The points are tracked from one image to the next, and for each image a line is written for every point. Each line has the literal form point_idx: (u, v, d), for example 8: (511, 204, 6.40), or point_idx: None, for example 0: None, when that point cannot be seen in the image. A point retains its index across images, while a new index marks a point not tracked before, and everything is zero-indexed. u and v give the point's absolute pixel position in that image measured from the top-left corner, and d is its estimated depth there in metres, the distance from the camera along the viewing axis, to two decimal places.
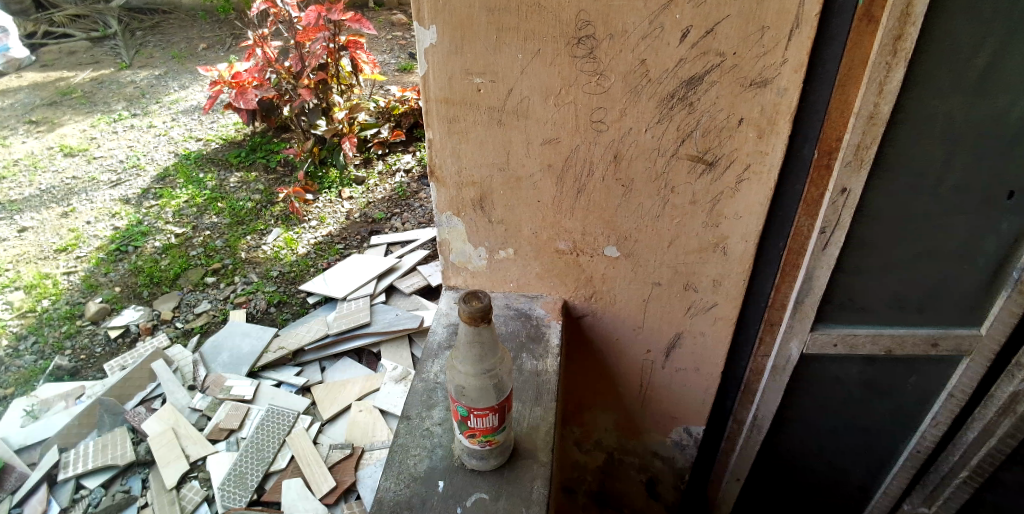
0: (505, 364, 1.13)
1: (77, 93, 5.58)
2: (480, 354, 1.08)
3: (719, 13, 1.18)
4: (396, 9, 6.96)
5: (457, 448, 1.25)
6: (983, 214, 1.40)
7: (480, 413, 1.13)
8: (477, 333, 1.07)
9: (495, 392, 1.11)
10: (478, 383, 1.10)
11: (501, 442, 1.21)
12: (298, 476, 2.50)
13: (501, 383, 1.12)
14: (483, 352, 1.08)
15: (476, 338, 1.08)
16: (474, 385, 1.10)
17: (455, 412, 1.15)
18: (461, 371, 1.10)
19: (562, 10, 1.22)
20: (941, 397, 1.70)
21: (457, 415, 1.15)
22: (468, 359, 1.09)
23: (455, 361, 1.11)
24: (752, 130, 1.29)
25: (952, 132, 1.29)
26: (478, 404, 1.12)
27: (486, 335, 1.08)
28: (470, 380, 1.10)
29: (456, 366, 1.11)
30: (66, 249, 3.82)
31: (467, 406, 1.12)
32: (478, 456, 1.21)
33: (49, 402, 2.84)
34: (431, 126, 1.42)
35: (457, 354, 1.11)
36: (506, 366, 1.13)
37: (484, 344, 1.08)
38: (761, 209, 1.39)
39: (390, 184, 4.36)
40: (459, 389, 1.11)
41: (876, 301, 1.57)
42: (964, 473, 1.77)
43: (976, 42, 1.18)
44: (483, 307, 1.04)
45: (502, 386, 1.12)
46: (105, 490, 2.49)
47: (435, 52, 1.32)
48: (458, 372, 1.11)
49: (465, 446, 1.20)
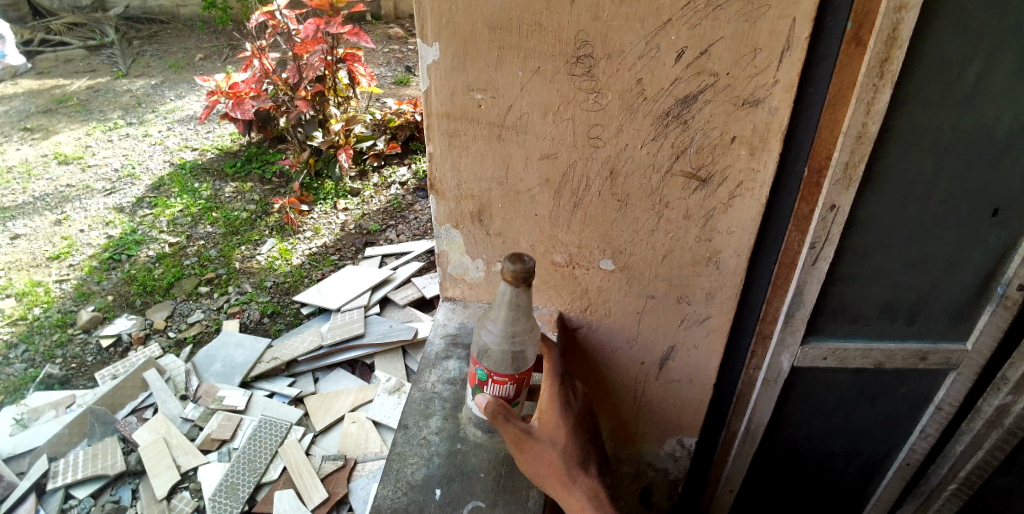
0: (531, 338, 1.20)
1: (73, 101, 5.60)
2: (515, 319, 1.15)
3: (713, 35, 1.22)
4: (394, 22, 7.04)
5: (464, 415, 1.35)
6: (968, 231, 1.45)
7: (499, 379, 1.21)
8: (513, 295, 1.12)
9: (521, 354, 1.20)
10: (508, 343, 1.17)
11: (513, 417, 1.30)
12: (290, 487, 2.49)
13: (525, 344, 1.19)
14: (517, 318, 1.15)
15: (513, 303, 1.13)
16: (499, 351, 1.17)
17: (471, 375, 1.25)
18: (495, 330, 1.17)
19: (562, 29, 1.25)
20: (928, 409, 1.76)
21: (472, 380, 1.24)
22: (501, 321, 1.15)
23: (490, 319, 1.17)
24: (744, 147, 1.33)
25: (937, 150, 1.34)
26: (504, 366, 1.19)
27: (522, 301, 1.13)
28: (496, 345, 1.17)
29: (490, 327, 1.17)
30: (59, 257, 3.81)
31: (484, 369, 1.21)
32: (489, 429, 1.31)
33: (38, 411, 2.82)
34: (432, 140, 1.45)
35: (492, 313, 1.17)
36: (531, 340, 1.20)
37: (521, 310, 1.14)
38: (753, 224, 1.43)
39: (385, 196, 4.38)
40: (487, 348, 1.19)
41: (865, 314, 1.61)
42: (953, 485, 1.80)
43: (958, 66, 1.23)
44: (526, 269, 1.07)
45: (524, 360, 1.20)
46: (94, 501, 2.48)
47: (437, 68, 1.35)
48: (489, 333, 1.18)
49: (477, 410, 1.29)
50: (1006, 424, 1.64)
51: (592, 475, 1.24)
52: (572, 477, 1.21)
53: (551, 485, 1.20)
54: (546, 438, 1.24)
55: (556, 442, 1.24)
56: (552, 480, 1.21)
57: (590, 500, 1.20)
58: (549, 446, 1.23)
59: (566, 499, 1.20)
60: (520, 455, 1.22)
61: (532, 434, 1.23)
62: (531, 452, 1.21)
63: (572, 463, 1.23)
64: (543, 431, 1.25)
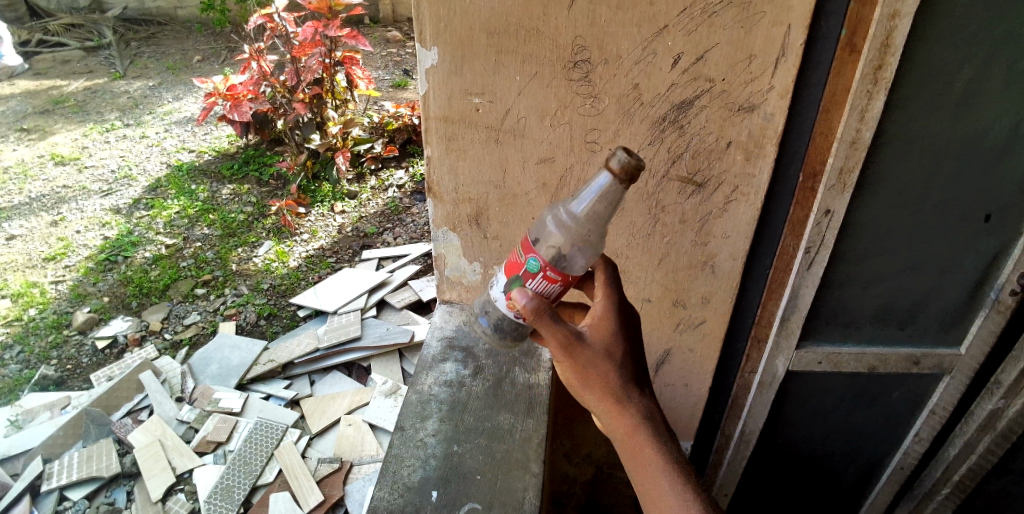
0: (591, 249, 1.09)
1: (70, 102, 5.59)
2: (596, 216, 1.06)
3: (709, 41, 1.23)
4: (392, 26, 7.06)
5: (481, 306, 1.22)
6: (961, 236, 1.47)
7: (550, 276, 1.07)
8: (610, 187, 1.02)
9: (585, 255, 1.09)
10: (578, 239, 1.07)
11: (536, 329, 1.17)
12: (286, 489, 2.49)
13: (592, 246, 1.09)
14: (597, 212, 1.05)
15: (602, 198, 1.04)
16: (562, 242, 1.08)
17: (514, 263, 1.10)
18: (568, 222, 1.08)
19: (559, 35, 1.26)
20: (922, 413, 1.78)
21: (515, 270, 1.09)
22: (579, 215, 1.07)
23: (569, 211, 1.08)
24: (740, 152, 1.34)
25: (931, 155, 1.35)
26: (562, 260, 1.08)
27: (612, 196, 1.03)
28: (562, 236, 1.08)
29: (564, 219, 1.08)
30: (55, 258, 3.80)
31: (540, 259, 1.06)
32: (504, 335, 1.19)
33: (33, 412, 2.81)
34: (430, 143, 1.46)
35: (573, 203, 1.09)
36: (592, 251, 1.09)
37: (603, 210, 1.05)
38: (748, 229, 1.44)
39: (382, 199, 4.38)
40: (550, 234, 1.08)
41: (859, 318, 1.62)
42: (947, 488, 1.82)
43: (950, 72, 1.24)
44: (637, 165, 0.99)
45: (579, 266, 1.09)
46: (88, 502, 2.48)
47: (435, 72, 1.36)
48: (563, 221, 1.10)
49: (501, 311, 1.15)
50: (999, 428, 1.65)
51: (646, 393, 1.11)
52: (626, 395, 1.09)
53: (601, 400, 1.08)
54: (600, 347, 1.09)
55: (611, 353, 1.09)
56: (603, 395, 1.08)
57: (643, 419, 1.09)
58: (604, 358, 1.08)
59: (616, 418, 1.09)
60: (572, 360, 1.06)
61: (586, 342, 1.08)
62: (583, 363, 1.07)
63: (626, 381, 1.10)
64: (597, 339, 1.10)
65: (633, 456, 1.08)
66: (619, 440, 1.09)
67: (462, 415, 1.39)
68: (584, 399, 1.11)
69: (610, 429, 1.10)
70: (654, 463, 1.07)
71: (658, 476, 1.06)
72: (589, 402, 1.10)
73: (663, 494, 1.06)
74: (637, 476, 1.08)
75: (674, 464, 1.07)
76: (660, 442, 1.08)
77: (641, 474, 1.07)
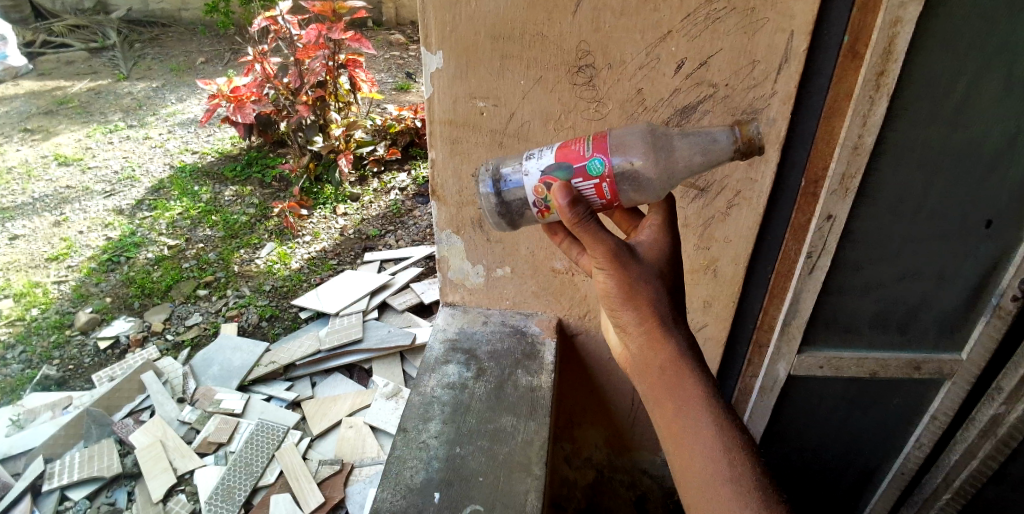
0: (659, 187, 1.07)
1: (73, 103, 5.61)
2: (687, 165, 1.06)
3: (712, 47, 1.24)
4: (395, 29, 7.09)
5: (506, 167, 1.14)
6: (962, 242, 1.47)
7: (604, 189, 1.05)
8: (727, 143, 1.05)
9: (653, 192, 1.07)
10: (654, 174, 1.06)
11: (537, 221, 1.14)
12: (287, 491, 2.49)
13: (662, 188, 1.07)
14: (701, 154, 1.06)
15: (706, 154, 1.06)
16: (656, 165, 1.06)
17: (572, 150, 1.05)
18: (657, 155, 1.06)
19: (564, 39, 1.27)
20: (923, 419, 1.78)
21: (572, 157, 1.05)
22: (675, 156, 1.07)
23: (666, 147, 1.08)
24: (743, 157, 1.34)
25: (932, 162, 1.35)
26: (627, 182, 1.05)
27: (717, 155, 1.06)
28: (661, 160, 1.06)
29: (657, 151, 1.06)
30: (58, 258, 3.81)
31: (606, 165, 1.04)
32: (501, 213, 1.13)
33: (35, 412, 2.82)
34: (434, 146, 1.46)
35: (673, 144, 1.09)
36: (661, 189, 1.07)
37: (695, 167, 1.07)
38: (750, 233, 1.45)
39: (385, 201, 4.40)
40: (631, 154, 1.05)
41: (860, 323, 1.63)
42: (947, 494, 1.82)
43: (951, 80, 1.25)
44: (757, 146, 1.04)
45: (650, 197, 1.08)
46: (89, 502, 2.48)
47: (440, 76, 1.37)
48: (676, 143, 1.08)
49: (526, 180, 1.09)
50: (999, 434, 1.65)
51: (686, 325, 1.05)
52: (669, 321, 1.02)
53: (642, 322, 1.01)
54: (653, 267, 1.04)
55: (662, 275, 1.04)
56: (646, 317, 1.01)
57: (688, 349, 1.02)
58: (651, 277, 1.01)
59: (654, 344, 1.01)
60: (625, 266, 0.99)
61: (634, 259, 1.01)
62: (631, 279, 0.99)
63: (673, 307, 1.03)
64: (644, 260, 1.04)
65: (668, 386, 1.00)
66: (654, 368, 1.01)
67: (465, 416, 1.40)
68: (621, 320, 1.03)
69: (646, 355, 1.02)
70: (691, 395, 0.99)
71: (693, 408, 0.99)
72: (627, 324, 1.02)
73: (695, 428, 0.98)
74: (669, 407, 1.00)
75: (710, 398, 1.00)
76: (699, 374, 1.01)
77: (673, 406, 1.00)
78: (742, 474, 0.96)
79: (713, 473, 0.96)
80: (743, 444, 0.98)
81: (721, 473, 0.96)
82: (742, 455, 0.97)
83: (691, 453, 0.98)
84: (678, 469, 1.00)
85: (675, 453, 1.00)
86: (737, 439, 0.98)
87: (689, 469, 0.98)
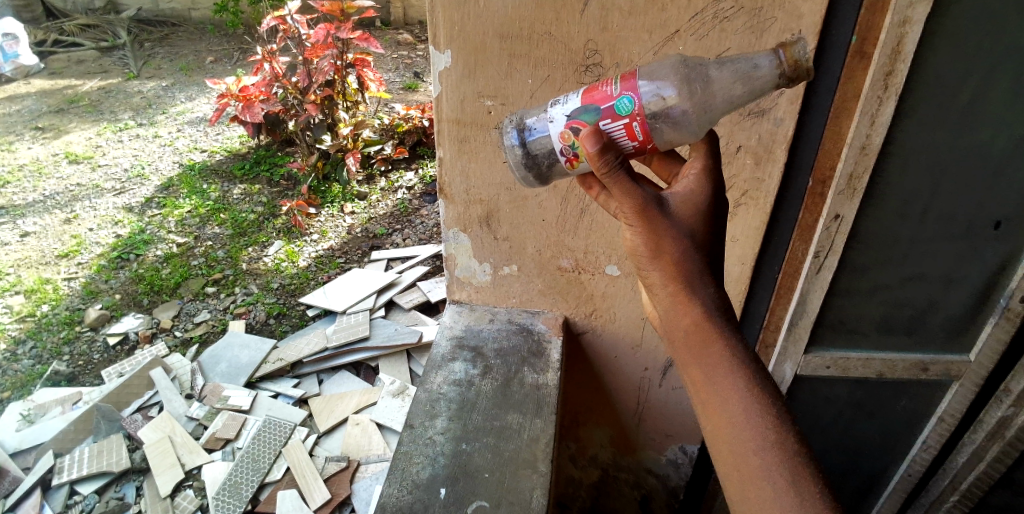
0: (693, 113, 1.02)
1: (85, 101, 5.66)
2: (727, 97, 1.03)
3: (719, 46, 1.23)
4: (403, 28, 7.11)
5: (541, 118, 1.12)
6: (971, 243, 1.46)
7: (639, 129, 1.01)
8: (769, 69, 1.00)
9: (689, 129, 1.03)
10: (690, 107, 1.02)
11: (566, 173, 1.11)
12: (293, 487, 2.51)
13: (699, 126, 1.04)
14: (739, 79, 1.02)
15: (746, 83, 1.02)
16: (689, 89, 1.03)
17: (599, 92, 1.02)
18: (692, 86, 1.03)
19: (571, 39, 1.27)
20: (931, 420, 1.77)
21: (599, 99, 1.02)
22: (710, 86, 1.04)
23: (701, 79, 1.05)
24: (750, 157, 1.34)
25: (939, 164, 1.35)
26: (660, 122, 1.02)
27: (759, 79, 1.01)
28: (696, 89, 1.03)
29: (692, 81, 1.04)
30: (68, 255, 3.85)
31: (636, 104, 1.00)
32: (527, 165, 1.12)
33: (45, 407, 2.86)
34: (441, 145, 1.47)
35: (710, 74, 1.06)
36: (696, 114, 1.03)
37: (736, 99, 1.03)
38: (757, 232, 1.45)
39: (392, 200, 4.41)
40: (663, 90, 1.02)
41: (866, 324, 1.63)
42: (954, 497, 1.81)
43: (960, 81, 1.24)
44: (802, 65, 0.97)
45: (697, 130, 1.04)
46: (98, 497, 2.51)
47: (448, 75, 1.37)
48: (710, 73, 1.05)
49: (554, 130, 1.07)
50: (1007, 437, 1.63)
51: (719, 284, 0.96)
52: (698, 282, 0.93)
53: (668, 282, 0.94)
54: (683, 223, 0.95)
55: (694, 232, 0.95)
56: (672, 277, 0.93)
57: (717, 310, 0.94)
58: (681, 233, 0.93)
59: (681, 305, 0.94)
60: (652, 222, 0.92)
61: (663, 212, 0.94)
62: (658, 234, 0.92)
63: (703, 267, 0.94)
64: (674, 214, 0.95)
65: (695, 352, 0.94)
66: (681, 331, 0.95)
67: (471, 414, 1.40)
68: (647, 279, 0.96)
69: (671, 317, 0.95)
70: (721, 361, 0.92)
71: (723, 376, 0.92)
72: (653, 283, 0.96)
73: (726, 398, 0.92)
74: (698, 373, 0.94)
75: (743, 364, 0.93)
76: (729, 338, 0.93)
77: (701, 373, 0.94)
78: (778, 446, 0.89)
79: (746, 445, 0.90)
80: (779, 414, 0.91)
81: (756, 444, 0.90)
82: (777, 424, 0.90)
83: (721, 423, 0.92)
84: (710, 438, 0.95)
85: (706, 421, 0.95)
86: (773, 406, 0.91)
87: (720, 439, 0.92)
